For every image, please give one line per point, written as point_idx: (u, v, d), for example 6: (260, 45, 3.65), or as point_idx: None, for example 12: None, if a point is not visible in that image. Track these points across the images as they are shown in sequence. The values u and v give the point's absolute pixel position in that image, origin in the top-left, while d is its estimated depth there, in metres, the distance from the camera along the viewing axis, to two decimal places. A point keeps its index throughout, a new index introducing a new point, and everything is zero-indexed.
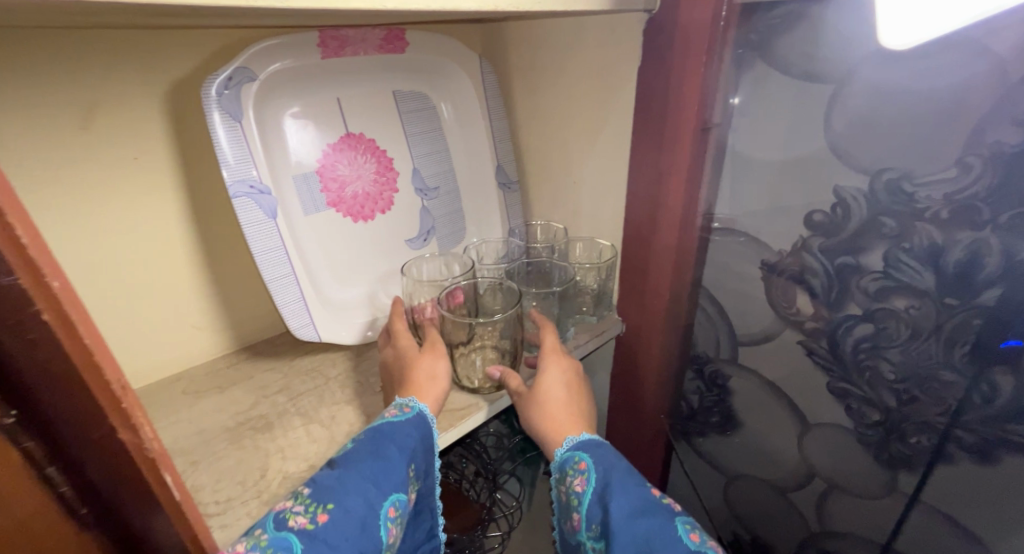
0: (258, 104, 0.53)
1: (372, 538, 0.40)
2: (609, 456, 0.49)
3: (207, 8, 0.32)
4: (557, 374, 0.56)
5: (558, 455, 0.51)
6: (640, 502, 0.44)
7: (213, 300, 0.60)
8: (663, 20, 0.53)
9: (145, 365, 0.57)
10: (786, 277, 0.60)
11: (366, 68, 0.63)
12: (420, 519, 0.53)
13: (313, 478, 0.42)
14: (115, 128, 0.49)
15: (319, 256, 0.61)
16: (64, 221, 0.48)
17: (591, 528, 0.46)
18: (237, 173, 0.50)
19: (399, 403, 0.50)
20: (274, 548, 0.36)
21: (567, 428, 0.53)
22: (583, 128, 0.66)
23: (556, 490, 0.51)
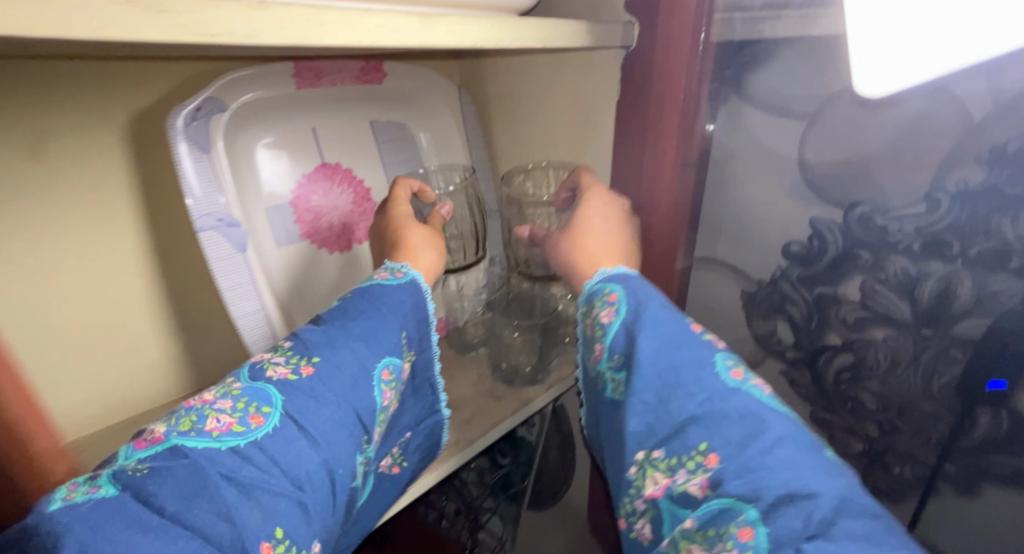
0: (230, 136, 0.51)
1: (362, 396, 0.41)
2: (642, 295, 0.46)
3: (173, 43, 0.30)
4: (598, 207, 0.54)
5: (589, 284, 0.49)
6: (670, 342, 0.43)
7: (173, 337, 0.57)
8: (639, 55, 0.53)
9: (96, 408, 0.53)
10: (765, 306, 0.60)
11: (342, 100, 0.62)
12: (420, 393, 0.52)
13: (310, 323, 0.44)
14: (69, 159, 0.46)
15: (291, 291, 0.59)
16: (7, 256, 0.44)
17: (614, 358, 0.45)
18: (203, 206, 0.48)
19: (392, 267, 0.51)
20: (251, 397, 0.37)
21: (602, 257, 0.51)
22: (561, 159, 0.66)
23: (584, 322, 0.50)
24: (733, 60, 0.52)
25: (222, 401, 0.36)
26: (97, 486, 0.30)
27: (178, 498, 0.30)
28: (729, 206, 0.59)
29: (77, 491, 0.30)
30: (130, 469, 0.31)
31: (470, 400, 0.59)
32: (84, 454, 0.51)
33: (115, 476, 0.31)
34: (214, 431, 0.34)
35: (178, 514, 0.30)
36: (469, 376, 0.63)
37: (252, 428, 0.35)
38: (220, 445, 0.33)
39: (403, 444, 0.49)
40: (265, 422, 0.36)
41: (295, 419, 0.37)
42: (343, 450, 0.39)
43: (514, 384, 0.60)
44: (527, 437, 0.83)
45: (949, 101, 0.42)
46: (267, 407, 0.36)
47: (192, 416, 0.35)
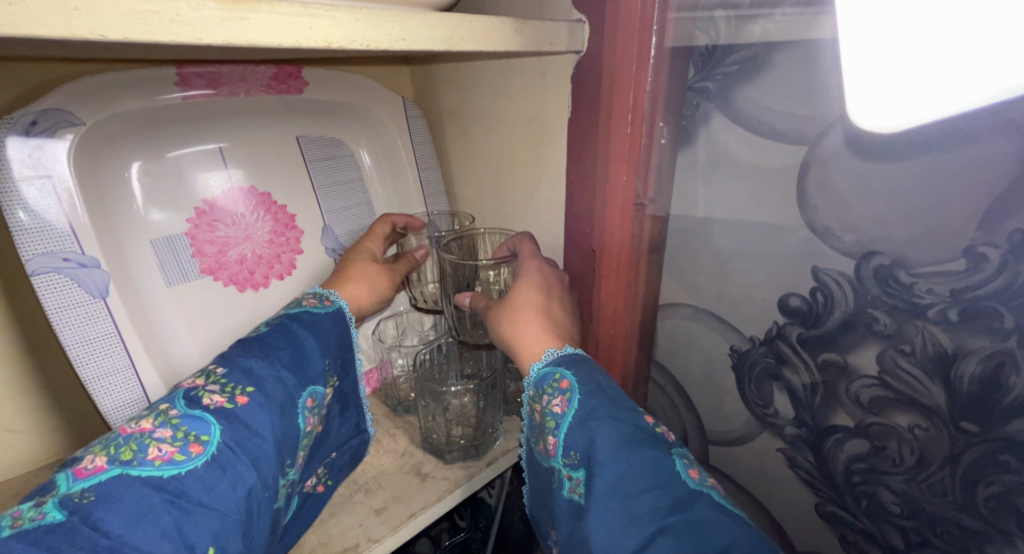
0: (88, 158, 0.42)
1: (290, 424, 0.38)
2: (597, 375, 0.38)
3: None
4: (534, 277, 0.45)
5: (533, 374, 0.40)
6: (632, 431, 0.34)
7: (35, 395, 0.47)
8: (597, 61, 0.43)
9: None
10: (758, 370, 0.48)
11: (254, 112, 0.52)
12: (347, 414, 0.48)
13: (223, 357, 0.40)
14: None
15: (185, 340, 0.48)
16: None
17: (570, 455, 0.35)
18: (44, 244, 0.39)
19: (319, 294, 0.47)
20: (188, 427, 0.33)
21: (542, 337, 0.42)
22: (516, 183, 0.56)
23: (530, 408, 0.40)
24: (713, 67, 0.42)
25: (161, 428, 0.33)
26: (44, 512, 0.27)
27: (126, 521, 0.28)
28: (715, 246, 0.47)
29: (21, 517, 0.27)
30: (75, 495, 0.28)
31: (389, 480, 0.48)
32: None
33: (61, 503, 0.28)
34: (156, 460, 0.31)
35: (125, 535, 0.27)
36: (396, 444, 0.52)
37: (192, 457, 0.32)
38: (164, 474, 0.31)
39: (328, 463, 0.45)
40: (203, 451, 0.33)
41: (230, 445, 0.34)
42: (273, 475, 0.36)
43: (444, 459, 0.49)
44: (488, 499, 0.68)
45: (999, 126, 0.31)
46: (206, 435, 0.33)
47: (132, 444, 0.31)
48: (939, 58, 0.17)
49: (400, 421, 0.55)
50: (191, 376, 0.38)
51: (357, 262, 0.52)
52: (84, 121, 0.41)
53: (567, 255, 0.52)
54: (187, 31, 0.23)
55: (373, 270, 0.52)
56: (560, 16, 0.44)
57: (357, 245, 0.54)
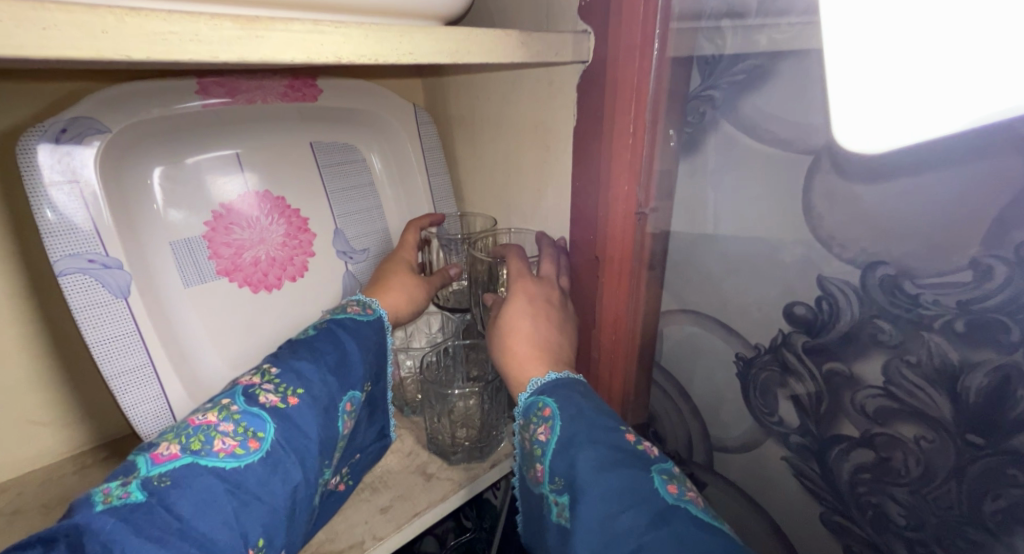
0: (112, 163, 0.44)
1: (331, 427, 0.40)
2: (577, 398, 0.38)
3: None
4: (523, 301, 0.46)
5: (521, 402, 0.41)
6: (611, 452, 0.34)
7: (59, 390, 0.49)
8: (603, 70, 0.43)
9: None
10: (763, 379, 0.48)
11: (269, 120, 0.53)
12: (375, 417, 0.49)
13: (276, 356, 0.41)
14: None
15: (202, 337, 0.50)
16: None
17: (555, 481, 0.36)
18: (69, 246, 0.41)
19: (362, 302, 0.49)
20: (246, 423, 0.35)
21: (528, 363, 0.44)
22: (524, 188, 0.56)
23: (521, 436, 0.41)
24: (718, 77, 0.42)
25: (225, 422, 0.35)
26: (129, 491, 0.29)
27: (194, 506, 0.30)
28: (720, 253, 0.47)
29: (110, 494, 0.29)
30: (154, 478, 0.30)
31: (396, 479, 0.49)
32: None
33: (143, 484, 0.30)
34: (221, 452, 0.33)
35: (193, 520, 0.29)
36: (403, 444, 0.53)
37: (251, 452, 0.34)
38: (226, 465, 0.33)
39: (352, 463, 0.47)
40: (260, 447, 0.34)
41: (283, 444, 0.36)
42: (315, 474, 0.37)
43: (450, 460, 0.51)
44: (493, 500, 0.71)
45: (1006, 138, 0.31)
46: (262, 432, 0.35)
47: (200, 435, 0.33)
48: (934, 75, 0.17)
49: (407, 421, 0.57)
50: (246, 373, 0.40)
51: (393, 274, 0.53)
52: (109, 128, 0.43)
53: (573, 260, 0.52)
54: (206, 50, 0.24)
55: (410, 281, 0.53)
56: (566, 26, 0.45)
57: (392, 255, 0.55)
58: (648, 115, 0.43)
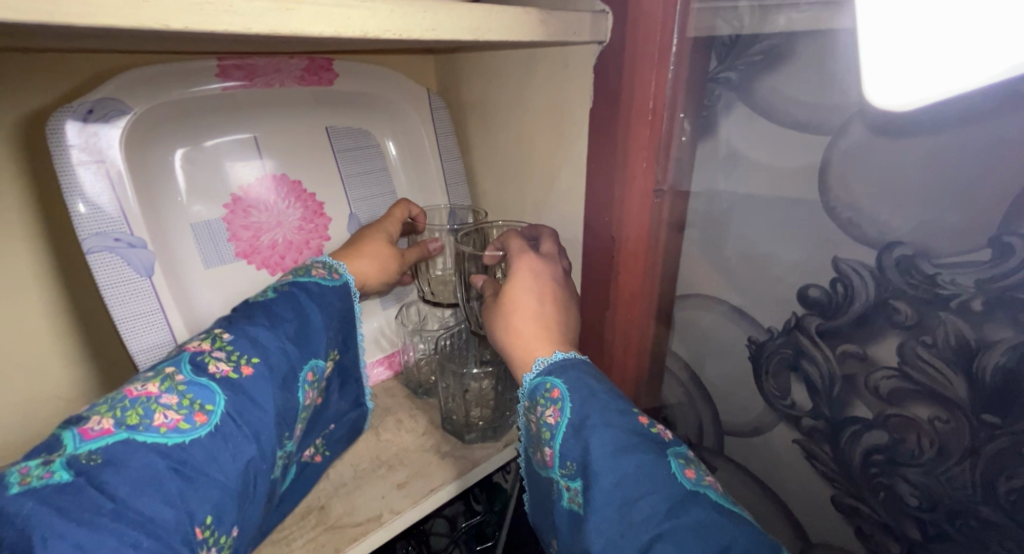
0: (137, 145, 0.45)
1: (291, 396, 0.39)
2: (588, 380, 0.39)
3: None
4: (528, 279, 0.46)
5: (526, 382, 0.41)
6: (626, 435, 0.35)
7: (83, 367, 0.50)
8: (620, 51, 0.43)
9: None
10: (776, 361, 0.48)
11: (286, 104, 0.54)
12: (347, 388, 0.49)
13: (229, 321, 0.40)
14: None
15: (219, 317, 0.50)
16: None
17: (566, 466, 0.36)
18: (95, 225, 0.41)
19: (328, 267, 0.48)
20: (194, 394, 0.34)
21: (532, 342, 0.43)
22: (538, 172, 0.56)
23: (527, 418, 0.41)
24: (735, 58, 0.42)
25: (167, 394, 0.33)
26: (51, 471, 0.27)
27: (132, 485, 0.28)
28: (735, 235, 0.47)
29: (29, 475, 0.27)
30: (82, 456, 0.29)
31: (411, 457, 0.50)
32: None
33: (69, 462, 0.28)
34: (162, 427, 0.32)
35: (129, 500, 0.28)
36: (417, 424, 0.54)
37: (197, 426, 0.33)
38: (169, 441, 0.31)
39: (326, 433, 0.47)
40: (208, 421, 0.33)
41: (233, 416, 0.34)
42: (271, 447, 0.37)
43: (464, 440, 0.51)
44: (504, 484, 0.72)
45: None
46: (210, 405, 0.34)
47: (138, 408, 0.32)
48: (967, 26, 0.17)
49: (421, 403, 0.57)
50: (195, 339, 0.38)
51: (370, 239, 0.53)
52: (133, 108, 0.44)
53: (587, 243, 0.53)
54: (241, 21, 0.25)
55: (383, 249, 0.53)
56: (584, 8, 0.45)
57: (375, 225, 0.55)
58: (665, 95, 0.43)
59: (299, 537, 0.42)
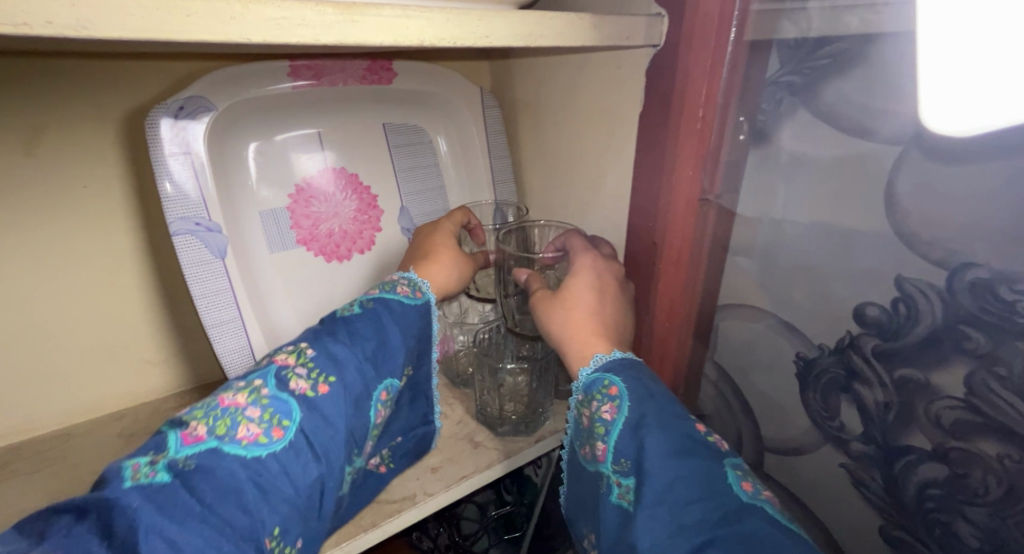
0: (218, 139, 0.49)
1: (362, 418, 0.39)
2: (646, 382, 0.38)
3: (67, 40, 0.26)
4: (589, 275, 0.46)
5: (582, 376, 0.41)
6: (682, 438, 0.34)
7: (165, 336, 0.56)
8: (675, 55, 0.43)
9: (91, 398, 0.54)
10: (825, 381, 0.46)
11: (349, 102, 0.57)
12: (416, 403, 0.49)
13: (312, 335, 0.40)
14: (63, 157, 0.46)
15: (280, 299, 0.55)
16: (13, 250, 0.46)
17: (619, 462, 0.36)
18: (183, 209, 0.46)
19: (411, 283, 0.47)
20: (275, 408, 0.34)
21: (592, 340, 0.43)
22: (586, 173, 0.56)
23: (578, 412, 0.41)
24: (798, 62, 0.40)
25: (252, 406, 0.34)
26: (156, 470, 0.29)
27: (216, 491, 0.29)
28: (787, 247, 0.45)
29: (140, 470, 0.29)
30: (181, 460, 0.30)
31: (446, 443, 0.52)
32: (66, 444, 0.51)
33: (170, 463, 0.30)
34: (245, 439, 0.32)
35: (215, 506, 0.29)
36: (453, 412, 0.56)
37: (275, 441, 0.33)
38: (250, 453, 0.32)
39: (392, 444, 0.47)
40: (285, 436, 0.34)
41: (307, 434, 0.35)
42: (339, 465, 0.37)
43: (497, 432, 0.53)
44: (534, 478, 0.71)
45: None
46: (288, 421, 0.34)
47: (227, 419, 0.33)
48: None
49: (459, 393, 0.60)
50: (282, 349, 0.39)
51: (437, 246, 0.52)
52: (216, 105, 0.48)
53: (631, 247, 0.52)
54: (310, 33, 0.27)
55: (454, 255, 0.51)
56: (640, 10, 0.44)
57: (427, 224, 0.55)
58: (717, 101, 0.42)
59: None
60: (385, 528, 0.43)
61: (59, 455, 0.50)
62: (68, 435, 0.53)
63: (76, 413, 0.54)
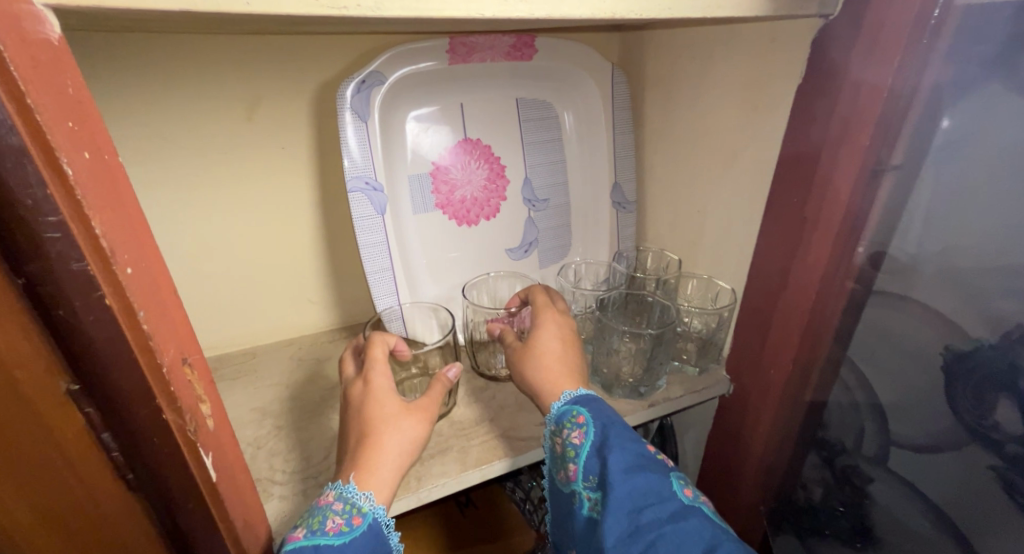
0: (385, 110, 0.55)
1: None
2: (609, 410, 0.42)
3: (321, 18, 0.30)
4: (551, 326, 0.50)
5: (553, 408, 0.44)
6: (639, 457, 0.39)
7: (326, 281, 0.64)
8: (848, 27, 0.41)
9: (271, 326, 0.64)
10: (977, 375, 0.42)
11: (492, 76, 0.60)
12: None
13: None
14: (271, 122, 0.54)
15: (421, 255, 0.61)
16: (229, 198, 0.55)
17: (586, 481, 0.40)
18: (357, 169, 0.53)
19: (344, 502, 0.37)
20: None
21: (562, 378, 0.46)
22: (721, 148, 0.56)
23: (549, 440, 0.44)
24: (992, 30, 0.35)
25: None
26: None
27: None
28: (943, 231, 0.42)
29: None
30: None
31: None
32: (256, 360, 0.62)
33: None
34: None
35: None
36: None
37: None
38: None
39: None
40: None
41: None
42: None
43: (611, 391, 0.57)
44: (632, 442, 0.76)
45: None
46: None
47: None
48: None
49: None
50: None
51: (372, 420, 0.42)
52: (387, 78, 0.53)
53: (766, 225, 0.51)
54: None
55: (399, 422, 0.42)
56: None
57: (367, 375, 0.45)
58: (907, 72, 0.39)
59: (475, 438, 0.50)
60: (516, 460, 0.48)
61: (250, 368, 0.60)
62: (255, 353, 0.63)
63: (263, 336, 0.64)
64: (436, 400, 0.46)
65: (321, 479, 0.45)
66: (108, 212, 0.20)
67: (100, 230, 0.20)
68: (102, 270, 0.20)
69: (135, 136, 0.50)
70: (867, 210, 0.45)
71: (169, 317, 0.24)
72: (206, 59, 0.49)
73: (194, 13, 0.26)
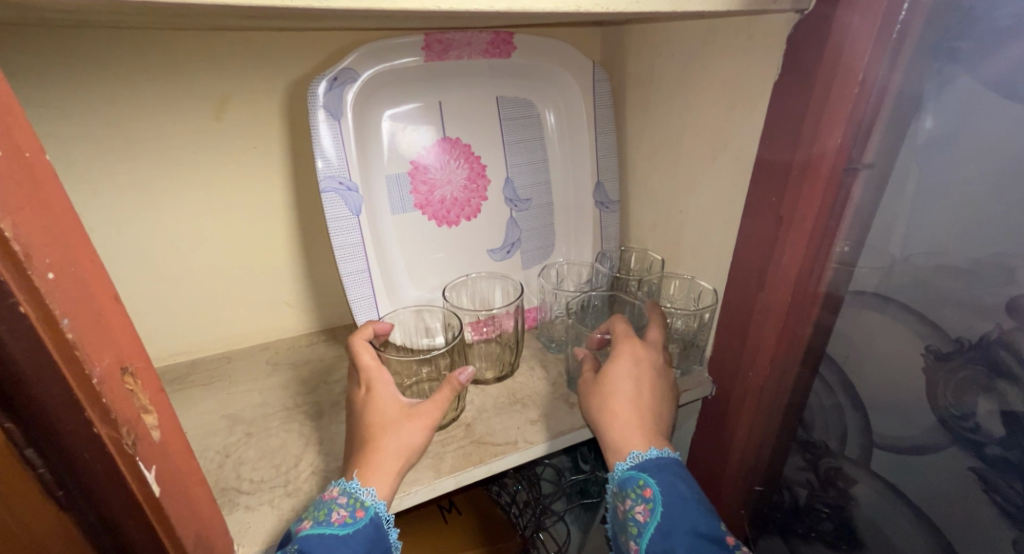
0: (359, 108, 0.53)
1: None
2: (681, 487, 0.39)
3: (273, 11, 0.29)
4: (627, 363, 0.46)
5: (617, 471, 0.42)
6: (707, 546, 0.36)
7: (302, 284, 0.63)
8: (820, 22, 0.40)
9: (245, 330, 0.63)
10: (958, 376, 0.42)
11: (469, 73, 0.59)
12: None
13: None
14: (241, 121, 0.53)
15: (399, 256, 0.60)
16: (198, 199, 0.54)
17: None
18: (331, 168, 0.52)
19: (348, 496, 0.37)
20: None
21: (631, 430, 0.43)
22: (701, 148, 0.55)
23: (612, 503, 0.42)
24: None
25: None
26: None
27: None
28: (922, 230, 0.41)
29: None
30: None
31: (543, 400, 0.54)
32: (230, 365, 0.60)
33: None
34: None
35: None
36: (548, 374, 0.59)
37: None
38: None
39: None
40: None
41: None
42: None
43: None
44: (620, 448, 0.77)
45: None
46: None
47: None
48: None
49: (553, 356, 0.63)
50: None
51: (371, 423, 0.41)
52: (361, 75, 0.52)
53: (744, 226, 0.51)
54: None
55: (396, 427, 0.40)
56: None
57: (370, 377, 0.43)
58: (878, 68, 0.38)
59: (451, 444, 0.49)
60: (491, 466, 0.47)
61: (223, 374, 0.59)
62: (229, 358, 0.62)
63: (236, 340, 0.63)
64: (440, 403, 0.42)
65: (290, 488, 0.43)
66: (27, 215, 0.19)
67: (11, 232, 0.19)
68: (16, 275, 0.19)
69: (97, 135, 0.48)
70: (843, 210, 0.44)
71: (106, 326, 0.23)
72: (171, 56, 0.48)
73: (130, 4, 0.25)
